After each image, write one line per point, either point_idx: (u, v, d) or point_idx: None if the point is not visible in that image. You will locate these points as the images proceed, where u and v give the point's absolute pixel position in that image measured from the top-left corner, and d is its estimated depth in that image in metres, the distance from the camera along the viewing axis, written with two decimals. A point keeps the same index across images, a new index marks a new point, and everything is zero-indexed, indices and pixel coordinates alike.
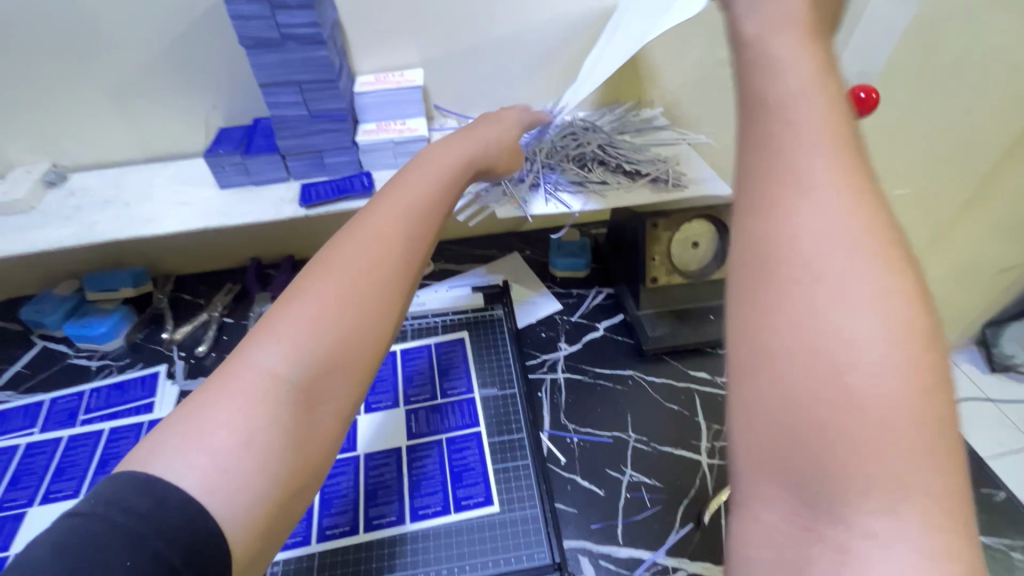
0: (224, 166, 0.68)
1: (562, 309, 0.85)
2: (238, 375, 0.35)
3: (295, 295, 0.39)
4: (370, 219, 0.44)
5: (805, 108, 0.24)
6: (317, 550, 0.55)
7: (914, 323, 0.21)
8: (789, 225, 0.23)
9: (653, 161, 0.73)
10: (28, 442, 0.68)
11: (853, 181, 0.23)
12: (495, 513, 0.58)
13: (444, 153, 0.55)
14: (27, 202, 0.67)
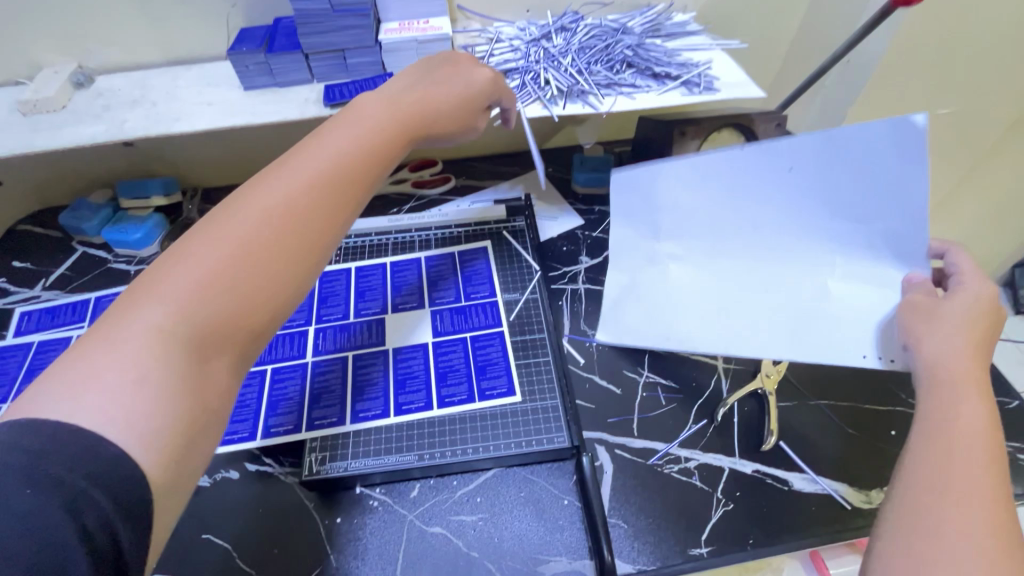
0: (247, 65, 0.67)
1: (584, 225, 0.85)
2: (125, 326, 0.35)
3: (189, 251, 0.39)
4: (274, 179, 0.44)
5: (963, 469, 0.37)
6: (351, 429, 0.59)
7: None
8: (928, 528, 0.35)
9: (683, 64, 0.70)
10: (78, 335, 0.72)
11: (995, 491, 0.36)
12: (517, 402, 0.61)
13: (374, 107, 0.51)
14: (58, 100, 0.68)
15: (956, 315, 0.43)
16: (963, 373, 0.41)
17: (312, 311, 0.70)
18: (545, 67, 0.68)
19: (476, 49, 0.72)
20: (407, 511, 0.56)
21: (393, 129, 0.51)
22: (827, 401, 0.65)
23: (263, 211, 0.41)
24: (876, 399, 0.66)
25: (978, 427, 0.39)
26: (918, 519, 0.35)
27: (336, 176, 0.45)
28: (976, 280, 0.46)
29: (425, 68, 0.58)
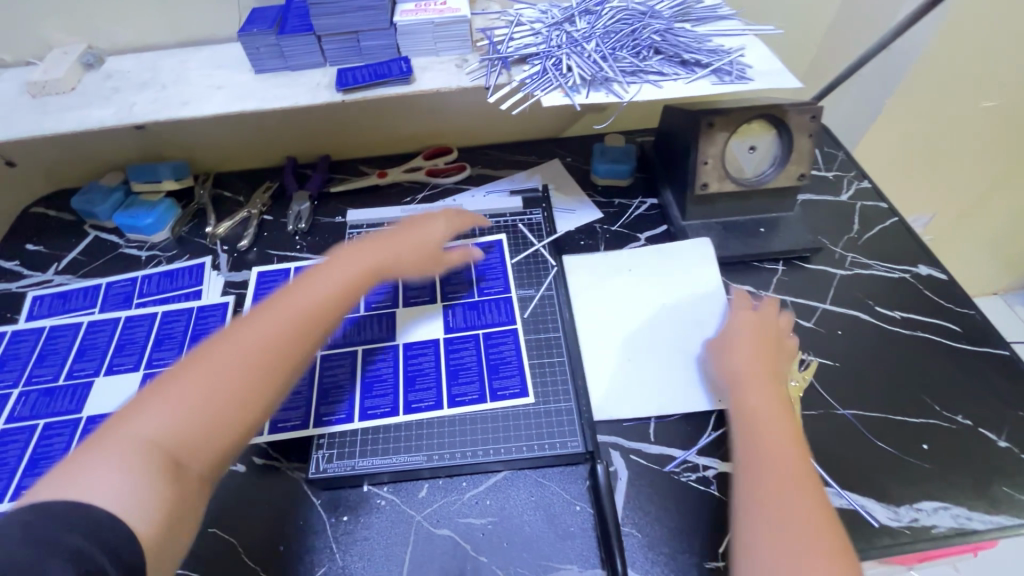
0: (258, 47, 0.65)
1: (603, 218, 0.82)
2: (118, 434, 0.40)
3: (180, 373, 0.44)
4: (264, 313, 0.50)
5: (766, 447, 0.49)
6: (362, 427, 0.58)
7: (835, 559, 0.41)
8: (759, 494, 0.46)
9: (714, 51, 0.66)
10: (89, 320, 0.72)
11: (790, 451, 0.48)
12: (530, 404, 0.59)
13: (353, 255, 0.59)
14: (67, 82, 0.66)
15: (744, 329, 0.61)
16: (747, 363, 0.57)
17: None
18: (567, 53, 0.64)
19: (494, 32, 0.68)
20: (415, 512, 0.55)
21: (367, 272, 0.58)
22: (853, 411, 0.62)
23: (248, 342, 0.48)
24: (906, 410, 0.62)
25: (764, 405, 0.53)
26: (749, 493, 0.46)
27: (318, 306, 0.53)
28: (746, 303, 0.65)
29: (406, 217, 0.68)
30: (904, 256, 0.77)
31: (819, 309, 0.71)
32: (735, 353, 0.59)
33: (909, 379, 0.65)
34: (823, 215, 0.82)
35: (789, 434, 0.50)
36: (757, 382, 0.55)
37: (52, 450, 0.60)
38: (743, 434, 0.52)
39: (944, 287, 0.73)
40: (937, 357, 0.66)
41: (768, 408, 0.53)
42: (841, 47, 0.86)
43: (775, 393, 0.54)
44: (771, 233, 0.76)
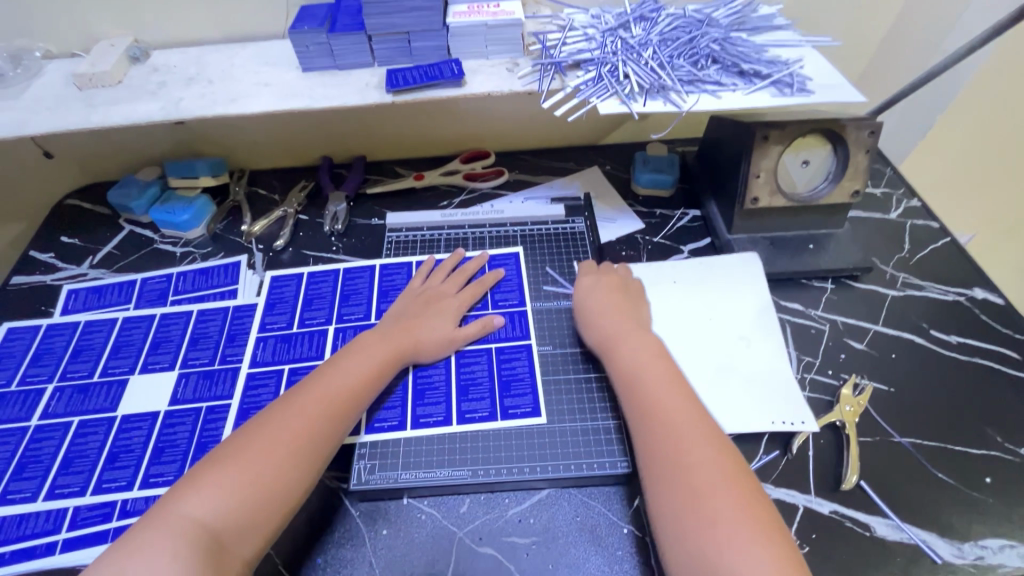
0: (308, 45, 0.64)
1: (644, 228, 0.80)
2: (168, 522, 0.42)
3: (219, 462, 0.46)
4: (293, 401, 0.51)
5: (653, 379, 0.53)
6: (408, 436, 0.56)
7: (742, 476, 0.46)
8: (658, 429, 0.49)
9: (773, 62, 0.64)
10: (124, 316, 0.71)
11: (672, 376, 0.54)
12: (543, 424, 0.57)
13: (383, 333, 0.59)
14: (113, 76, 0.65)
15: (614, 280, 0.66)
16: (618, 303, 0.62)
17: (333, 310, 0.69)
18: (623, 59, 0.63)
19: (546, 37, 0.67)
20: (456, 529, 0.53)
21: (395, 351, 0.58)
22: (910, 438, 0.60)
23: (280, 430, 0.48)
24: (968, 441, 0.60)
25: (642, 338, 0.58)
26: (647, 428, 0.50)
27: (347, 392, 0.53)
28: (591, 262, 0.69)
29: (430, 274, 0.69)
30: (959, 278, 0.74)
31: (871, 331, 0.69)
32: (611, 308, 0.61)
33: (967, 407, 0.62)
34: (872, 233, 0.79)
35: (667, 363, 0.55)
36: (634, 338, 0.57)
37: (87, 449, 0.59)
38: (629, 396, 0.53)
39: (1004, 314, 0.70)
40: (999, 386, 0.64)
41: (655, 366, 0.54)
42: (893, 60, 0.84)
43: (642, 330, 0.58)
44: (818, 251, 0.74)
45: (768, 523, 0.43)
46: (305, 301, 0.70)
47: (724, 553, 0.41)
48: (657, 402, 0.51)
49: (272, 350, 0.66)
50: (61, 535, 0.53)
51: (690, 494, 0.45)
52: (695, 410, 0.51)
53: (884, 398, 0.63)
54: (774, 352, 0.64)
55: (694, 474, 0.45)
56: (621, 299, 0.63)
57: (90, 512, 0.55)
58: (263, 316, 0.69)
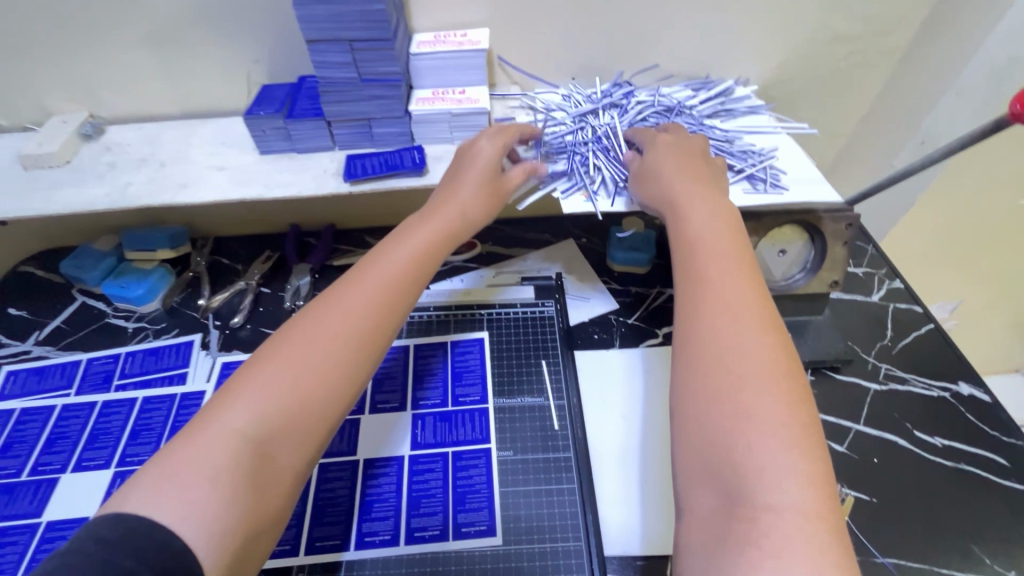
0: (265, 130, 0.61)
1: (618, 309, 0.77)
2: (208, 430, 0.38)
3: (264, 361, 0.43)
4: (336, 297, 0.47)
5: (712, 265, 0.45)
6: (350, 558, 0.52)
7: (797, 390, 0.38)
8: (710, 324, 0.42)
9: (745, 154, 0.63)
10: (63, 404, 0.67)
11: (742, 266, 0.45)
12: (497, 545, 0.53)
13: (426, 218, 0.54)
14: (61, 155, 0.63)
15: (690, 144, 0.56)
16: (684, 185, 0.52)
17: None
18: (592, 150, 0.61)
19: (516, 122, 0.65)
20: None
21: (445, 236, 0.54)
22: (893, 558, 0.56)
23: (330, 324, 0.45)
24: (954, 562, 0.56)
25: (708, 219, 0.49)
26: (701, 315, 0.43)
27: (393, 281, 0.49)
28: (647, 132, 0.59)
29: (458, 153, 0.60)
30: (944, 370, 0.71)
31: (852, 430, 0.66)
32: (677, 184, 0.52)
33: (953, 520, 0.59)
34: (854, 318, 0.77)
35: (735, 245, 0.47)
36: (696, 221, 0.49)
37: (4, 562, 0.54)
38: (683, 277, 0.46)
39: (992, 411, 0.67)
40: (986, 496, 0.60)
41: (715, 245, 0.47)
42: (872, 140, 0.83)
43: (712, 210, 0.49)
44: (800, 339, 0.71)
45: (808, 439, 0.36)
46: None
47: (745, 454, 0.36)
48: (710, 287, 0.44)
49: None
50: None
51: (725, 397, 0.38)
52: (755, 294, 0.43)
53: (864, 511, 0.59)
54: None
55: (733, 371, 0.39)
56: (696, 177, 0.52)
57: None
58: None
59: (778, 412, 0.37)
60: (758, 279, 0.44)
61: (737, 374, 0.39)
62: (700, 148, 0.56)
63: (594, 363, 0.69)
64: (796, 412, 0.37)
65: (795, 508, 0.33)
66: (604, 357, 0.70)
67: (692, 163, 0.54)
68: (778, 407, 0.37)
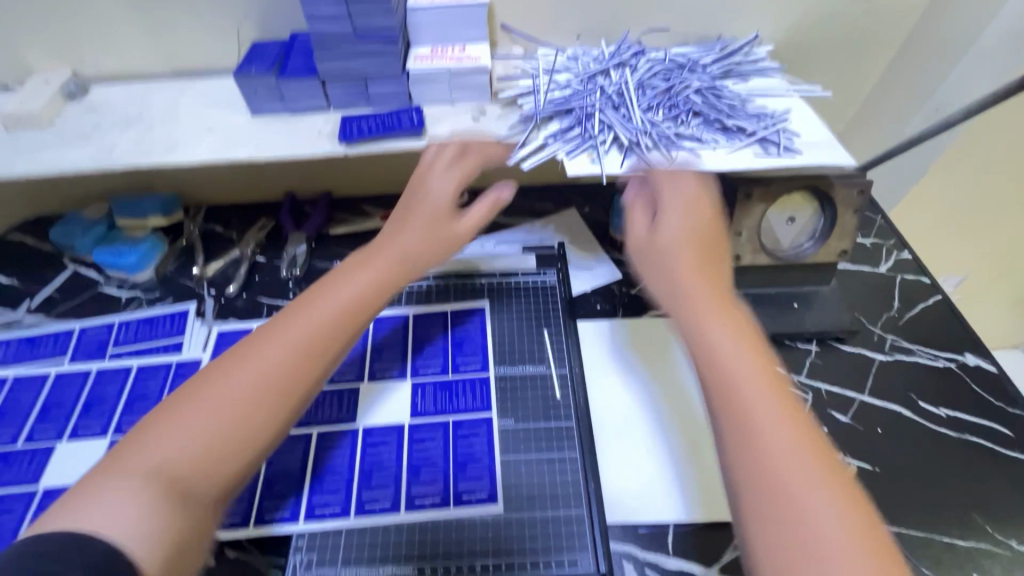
0: (256, 88, 0.59)
1: (622, 279, 0.75)
2: (134, 459, 0.36)
3: (184, 401, 0.39)
4: (279, 331, 0.43)
5: (722, 329, 0.41)
6: (351, 526, 0.52)
7: (835, 466, 0.36)
8: (741, 400, 0.38)
9: (757, 117, 0.60)
10: (57, 371, 0.66)
11: (746, 327, 0.42)
12: (499, 512, 0.53)
13: (374, 247, 0.51)
14: (44, 115, 0.60)
15: (674, 179, 0.52)
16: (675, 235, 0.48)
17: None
18: (600, 109, 0.58)
19: (519, 82, 0.62)
20: None
21: (394, 267, 0.50)
22: (895, 527, 0.56)
23: (276, 360, 0.42)
24: (954, 531, 0.56)
25: (705, 274, 0.46)
26: (736, 388, 0.38)
27: (337, 318, 0.45)
28: (653, 159, 0.55)
29: (418, 165, 0.57)
30: (951, 342, 0.70)
31: (856, 401, 0.65)
32: (675, 232, 0.48)
33: (957, 491, 0.58)
34: (861, 289, 0.76)
35: (733, 306, 0.44)
36: (687, 266, 0.46)
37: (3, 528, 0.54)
38: (701, 351, 0.41)
39: (998, 383, 0.66)
40: (989, 466, 0.60)
41: (709, 307, 0.43)
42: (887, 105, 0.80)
43: (711, 268, 0.46)
44: (806, 310, 0.70)
45: (862, 526, 0.33)
46: None
47: (817, 556, 0.32)
48: (729, 364, 0.39)
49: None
50: None
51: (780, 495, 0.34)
52: (767, 360, 0.40)
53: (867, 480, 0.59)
54: None
55: (778, 459, 0.35)
56: (683, 220, 0.49)
57: None
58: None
59: (832, 502, 0.34)
60: (756, 332, 0.42)
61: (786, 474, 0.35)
62: (688, 179, 0.53)
63: (598, 333, 0.68)
64: (847, 496, 0.34)
65: None
66: (606, 326, 0.69)
67: (681, 208, 0.50)
68: (828, 495, 0.34)
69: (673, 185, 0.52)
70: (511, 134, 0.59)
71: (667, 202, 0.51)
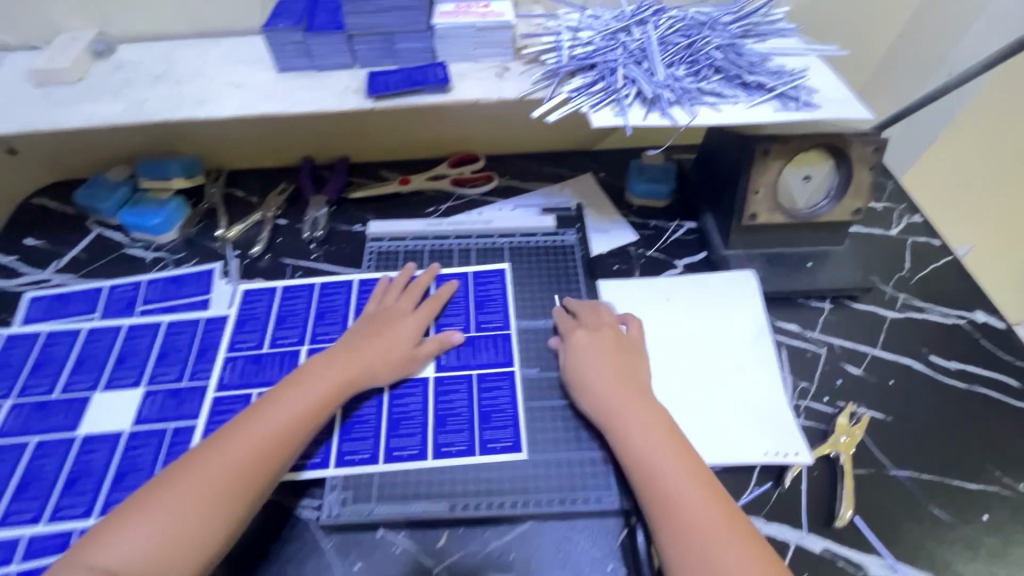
0: (283, 44, 0.60)
1: (637, 241, 0.77)
2: (87, 565, 0.41)
3: (150, 495, 0.45)
4: (239, 433, 0.48)
5: (655, 451, 0.49)
6: (381, 471, 0.54)
7: (743, 527, 0.45)
8: (671, 503, 0.46)
9: (778, 74, 0.60)
10: (89, 326, 0.67)
11: (673, 440, 0.50)
12: (523, 459, 0.55)
13: (331, 366, 0.55)
14: (75, 71, 0.61)
15: (609, 336, 0.59)
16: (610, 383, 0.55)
17: (307, 328, 0.66)
18: (623, 64, 0.59)
19: (542, 40, 0.63)
20: (432, 565, 0.50)
21: (346, 390, 0.54)
22: (906, 471, 0.58)
23: (234, 457, 0.47)
24: (965, 475, 0.57)
25: (639, 405, 0.53)
26: (669, 506, 0.46)
27: (292, 426, 0.50)
28: (596, 313, 0.63)
29: (381, 306, 0.63)
30: (961, 300, 0.72)
31: (869, 355, 0.67)
32: (610, 378, 0.55)
33: (967, 438, 0.60)
34: (872, 250, 0.77)
35: (662, 421, 0.52)
36: (621, 405, 0.53)
37: (44, 472, 0.56)
38: (640, 478, 0.48)
39: (1007, 339, 0.68)
40: (999, 415, 0.62)
41: (659, 442, 0.50)
42: (901, 70, 0.81)
43: (643, 403, 0.53)
44: (819, 269, 0.71)
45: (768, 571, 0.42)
46: (279, 319, 0.67)
47: None
48: (682, 499, 0.46)
49: (240, 372, 0.62)
50: (14, 566, 0.50)
51: (702, 556, 0.43)
52: (691, 462, 0.48)
53: (880, 426, 0.61)
54: (767, 376, 0.63)
55: (701, 529, 0.44)
56: (618, 370, 0.56)
57: (44, 542, 0.51)
58: (234, 334, 0.66)
59: (742, 558, 0.42)
60: (683, 442, 0.50)
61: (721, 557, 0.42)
62: (620, 338, 0.60)
63: (621, 290, 0.69)
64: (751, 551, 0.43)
65: None
66: (626, 284, 0.70)
67: (616, 362, 0.57)
68: (738, 551, 0.43)
69: (611, 343, 0.58)
70: (539, 89, 0.60)
71: (603, 356, 0.57)
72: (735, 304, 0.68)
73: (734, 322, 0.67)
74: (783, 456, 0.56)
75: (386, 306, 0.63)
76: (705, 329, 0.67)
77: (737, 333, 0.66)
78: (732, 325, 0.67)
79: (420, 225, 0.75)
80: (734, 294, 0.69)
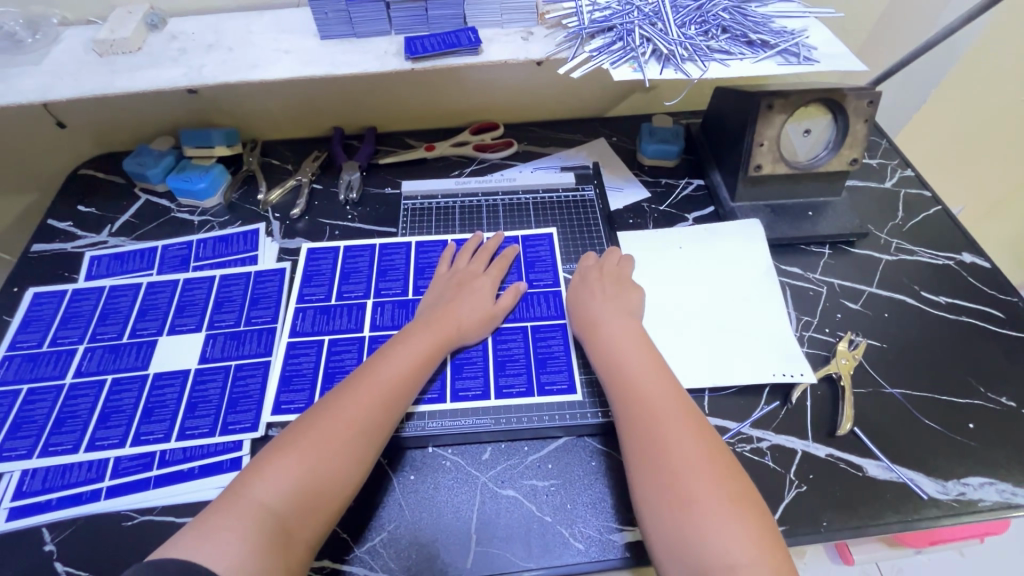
0: (327, 13, 0.65)
1: (650, 198, 0.83)
2: (238, 503, 0.44)
3: (281, 449, 0.47)
4: (352, 386, 0.53)
5: (634, 364, 0.56)
6: (450, 407, 0.60)
7: (704, 429, 0.50)
8: (639, 403, 0.52)
9: (780, 33, 0.66)
10: (148, 281, 0.73)
11: (655, 358, 0.56)
12: (576, 401, 0.60)
13: (424, 328, 0.60)
14: (134, 42, 0.66)
15: (605, 274, 0.67)
16: (597, 308, 0.63)
17: (371, 284, 0.70)
18: (640, 25, 0.65)
19: (564, 5, 0.68)
20: (479, 474, 0.57)
21: (438, 351, 0.59)
22: (901, 390, 0.64)
23: (353, 405, 0.51)
24: (953, 391, 0.64)
25: (623, 327, 0.60)
26: (638, 402, 0.52)
27: (399, 380, 0.54)
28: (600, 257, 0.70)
29: (456, 272, 0.68)
30: (949, 243, 0.78)
31: (865, 293, 0.73)
32: (600, 307, 0.62)
33: (955, 360, 0.66)
34: (867, 201, 0.83)
35: (648, 344, 0.58)
36: (606, 328, 0.60)
37: (122, 405, 0.61)
38: (614, 383, 0.55)
39: (990, 274, 0.74)
40: (983, 340, 0.68)
41: (642, 359, 0.56)
42: (892, 34, 0.87)
43: (627, 327, 0.60)
44: (817, 217, 0.77)
45: (720, 462, 0.47)
46: (343, 274, 0.72)
47: (684, 477, 0.46)
48: (651, 402, 0.52)
49: (311, 321, 0.67)
50: (105, 482, 0.56)
51: (659, 443, 0.48)
52: (666, 376, 0.54)
53: (875, 350, 0.67)
54: (772, 310, 0.69)
55: (663, 423, 0.50)
56: (608, 300, 0.63)
57: (131, 462, 0.57)
58: (301, 288, 0.71)
59: (693, 447, 0.48)
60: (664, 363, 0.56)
61: (664, 426, 0.49)
62: (613, 275, 0.67)
63: (652, 244, 0.75)
64: (707, 446, 0.48)
65: (726, 517, 0.44)
66: (647, 237, 0.76)
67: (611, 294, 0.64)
68: (692, 444, 0.48)
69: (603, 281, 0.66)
70: (563, 49, 0.65)
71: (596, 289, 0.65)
72: (754, 252, 0.74)
73: (742, 265, 0.73)
74: (791, 376, 0.63)
75: (458, 274, 0.68)
76: (719, 272, 0.73)
77: (746, 275, 0.72)
78: (739, 267, 0.73)
79: (448, 184, 0.81)
80: (756, 245, 0.75)
